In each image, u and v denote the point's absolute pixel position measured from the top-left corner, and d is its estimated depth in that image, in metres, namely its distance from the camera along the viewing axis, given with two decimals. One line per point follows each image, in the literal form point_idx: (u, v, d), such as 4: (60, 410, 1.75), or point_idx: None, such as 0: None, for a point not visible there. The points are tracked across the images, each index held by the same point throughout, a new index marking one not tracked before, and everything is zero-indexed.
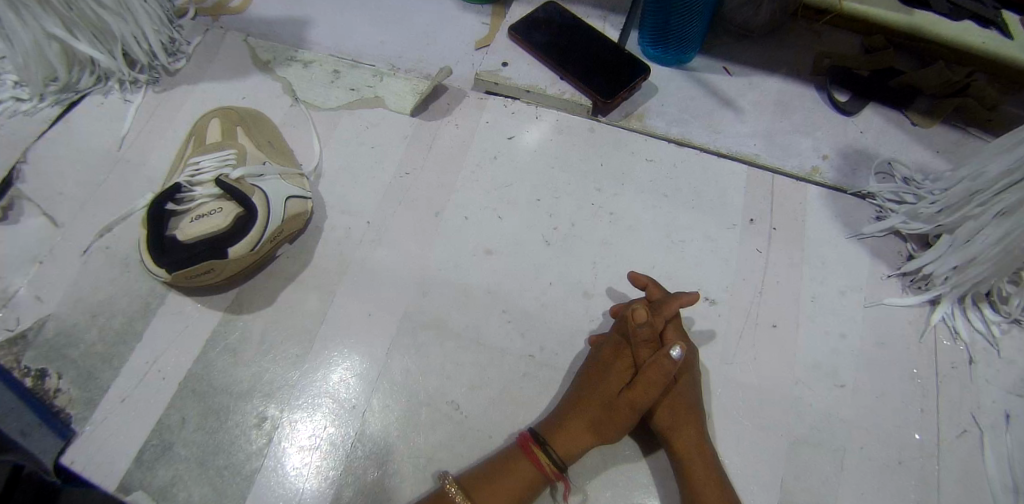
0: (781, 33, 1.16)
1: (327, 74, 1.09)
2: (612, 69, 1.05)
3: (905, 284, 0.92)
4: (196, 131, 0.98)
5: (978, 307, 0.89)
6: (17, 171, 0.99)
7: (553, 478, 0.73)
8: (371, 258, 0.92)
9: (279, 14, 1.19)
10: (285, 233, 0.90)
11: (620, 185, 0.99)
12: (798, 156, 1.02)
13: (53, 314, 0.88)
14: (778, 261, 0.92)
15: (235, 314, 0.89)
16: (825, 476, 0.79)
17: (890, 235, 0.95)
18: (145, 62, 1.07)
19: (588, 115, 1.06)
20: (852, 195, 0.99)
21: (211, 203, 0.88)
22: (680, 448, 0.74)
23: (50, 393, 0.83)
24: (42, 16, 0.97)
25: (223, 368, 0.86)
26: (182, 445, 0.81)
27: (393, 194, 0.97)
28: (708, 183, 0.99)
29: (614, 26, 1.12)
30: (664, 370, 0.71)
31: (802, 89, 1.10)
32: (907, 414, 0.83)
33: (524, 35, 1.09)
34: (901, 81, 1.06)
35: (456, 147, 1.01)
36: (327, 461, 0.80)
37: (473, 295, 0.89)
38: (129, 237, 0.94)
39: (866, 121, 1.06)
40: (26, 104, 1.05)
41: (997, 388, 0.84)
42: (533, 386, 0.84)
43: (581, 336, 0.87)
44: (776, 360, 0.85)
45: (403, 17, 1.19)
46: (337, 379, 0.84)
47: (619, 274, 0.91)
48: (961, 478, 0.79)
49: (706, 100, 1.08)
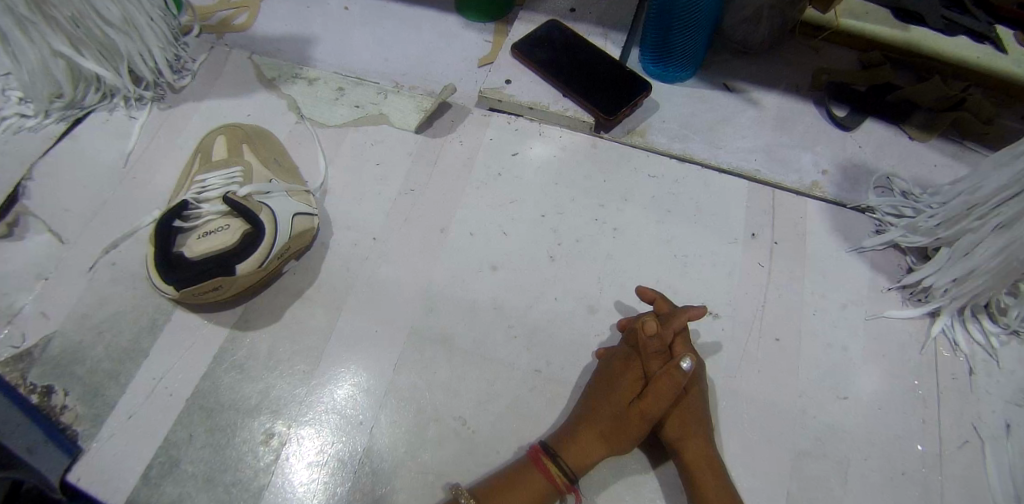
0: (779, 48, 1.18)
1: (331, 92, 1.10)
2: (614, 86, 1.06)
3: (904, 296, 0.93)
4: (201, 148, 0.99)
5: (977, 319, 0.90)
6: (21, 188, 1.00)
7: (563, 490, 0.73)
8: (378, 273, 0.93)
9: (283, 32, 1.20)
10: (293, 250, 0.91)
11: (623, 201, 1.00)
12: (798, 172, 1.04)
13: (59, 331, 0.89)
14: (780, 275, 0.93)
15: (241, 331, 0.89)
16: (829, 487, 0.79)
17: (889, 248, 0.97)
18: (150, 79, 1.08)
19: (589, 132, 1.07)
20: (852, 210, 1.00)
21: (218, 220, 0.89)
22: (690, 461, 0.74)
23: (56, 409, 0.84)
24: (49, 34, 0.97)
25: (230, 384, 0.86)
26: (189, 462, 0.81)
27: (399, 210, 0.98)
28: (710, 198, 1.00)
29: (615, 43, 1.14)
30: (675, 381, 0.72)
31: (802, 104, 1.11)
32: (910, 425, 0.83)
33: (527, 52, 1.11)
34: (897, 96, 1.08)
35: (460, 164, 1.02)
36: (334, 477, 0.80)
37: (479, 310, 0.90)
38: (135, 255, 0.95)
39: (865, 136, 1.07)
40: (31, 120, 1.05)
41: (997, 398, 0.85)
42: (540, 402, 0.84)
43: (587, 350, 0.88)
44: (779, 373, 0.86)
45: (406, 34, 1.20)
46: (343, 395, 0.85)
47: (623, 289, 0.92)
48: (965, 488, 0.80)
49: (707, 116, 1.09)
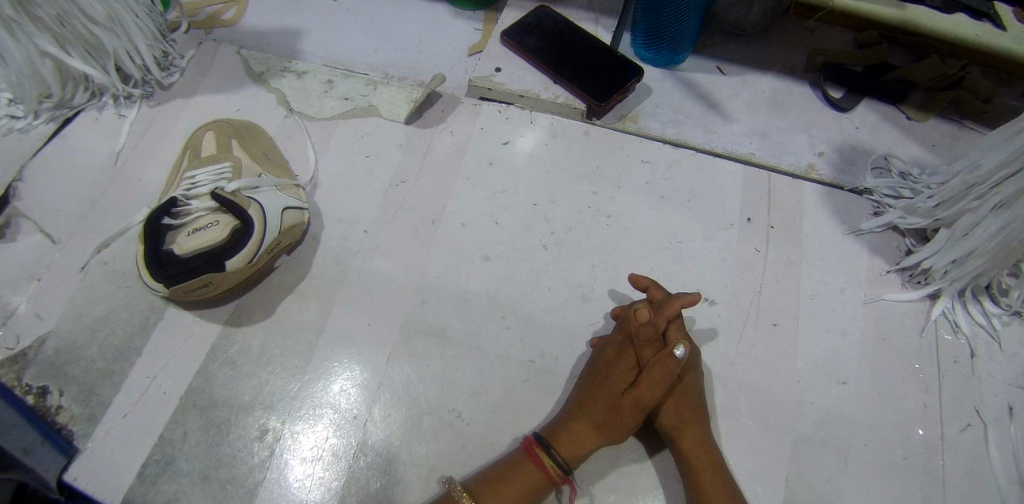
0: (773, 31, 1.16)
1: (320, 84, 1.09)
2: (606, 72, 1.05)
3: (904, 279, 0.91)
4: (191, 144, 0.98)
5: (978, 300, 0.88)
6: (13, 190, 0.99)
7: (558, 481, 0.72)
8: (370, 266, 0.92)
9: (271, 26, 1.19)
10: (283, 244, 0.90)
11: (616, 187, 0.99)
12: (794, 154, 1.02)
13: (52, 332, 0.88)
14: (778, 260, 0.92)
15: (234, 327, 0.89)
16: (830, 474, 0.78)
17: (887, 230, 0.95)
18: (138, 76, 1.07)
19: (582, 119, 1.06)
20: (850, 192, 0.99)
21: (207, 217, 0.88)
22: (686, 448, 0.74)
23: (51, 410, 0.83)
24: (35, 34, 0.96)
25: (223, 381, 0.85)
26: (185, 460, 0.81)
27: (390, 201, 0.97)
28: (705, 183, 0.99)
29: (605, 28, 1.13)
30: (668, 369, 0.71)
31: (796, 85, 1.10)
32: (910, 410, 0.82)
33: (517, 40, 1.09)
34: (894, 76, 1.06)
35: (451, 155, 1.01)
36: (329, 472, 0.80)
37: (472, 302, 0.89)
38: (127, 253, 0.94)
39: (861, 116, 1.06)
40: (21, 121, 1.04)
41: (999, 381, 0.84)
42: (534, 394, 0.83)
43: (582, 340, 0.87)
44: (778, 359, 0.85)
45: (395, 24, 1.19)
46: (337, 389, 0.84)
47: (618, 277, 0.91)
48: (966, 474, 0.78)
49: (702, 100, 1.08)
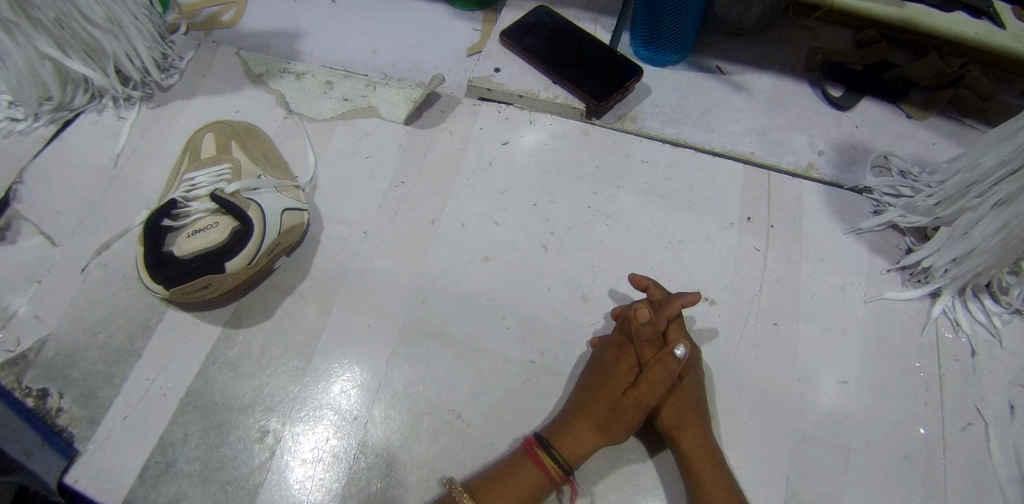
0: (772, 30, 1.16)
1: (319, 85, 1.09)
2: (605, 71, 1.05)
3: (905, 277, 0.91)
4: (191, 146, 0.98)
5: (978, 298, 0.88)
6: (13, 192, 0.99)
7: (558, 481, 0.72)
8: (370, 267, 0.92)
9: (270, 27, 1.19)
10: (283, 245, 0.90)
11: (616, 187, 0.98)
12: (794, 153, 1.02)
13: (52, 334, 0.88)
14: (778, 259, 0.92)
15: (234, 328, 0.89)
16: (831, 473, 0.78)
17: (888, 229, 0.95)
18: (138, 78, 1.07)
19: (581, 119, 1.06)
20: (850, 191, 0.99)
21: (206, 218, 0.88)
22: (686, 448, 0.74)
23: (51, 412, 0.83)
24: (34, 36, 0.96)
25: (223, 382, 0.85)
26: (185, 462, 0.81)
27: (390, 202, 0.97)
28: (705, 182, 0.99)
29: (604, 28, 1.13)
30: (668, 369, 0.71)
31: (796, 84, 1.10)
32: (911, 408, 0.82)
33: (516, 40, 1.09)
34: (894, 75, 1.06)
35: (450, 155, 1.01)
36: (330, 473, 0.80)
37: (472, 302, 0.89)
38: (127, 255, 0.94)
39: (860, 115, 1.06)
40: (21, 123, 1.05)
41: (1000, 379, 0.84)
42: (534, 394, 0.83)
43: (582, 341, 0.87)
44: (779, 359, 0.85)
45: (394, 25, 1.19)
46: (338, 391, 0.84)
47: (618, 277, 0.91)
48: (968, 473, 0.78)
49: (701, 100, 1.08)
